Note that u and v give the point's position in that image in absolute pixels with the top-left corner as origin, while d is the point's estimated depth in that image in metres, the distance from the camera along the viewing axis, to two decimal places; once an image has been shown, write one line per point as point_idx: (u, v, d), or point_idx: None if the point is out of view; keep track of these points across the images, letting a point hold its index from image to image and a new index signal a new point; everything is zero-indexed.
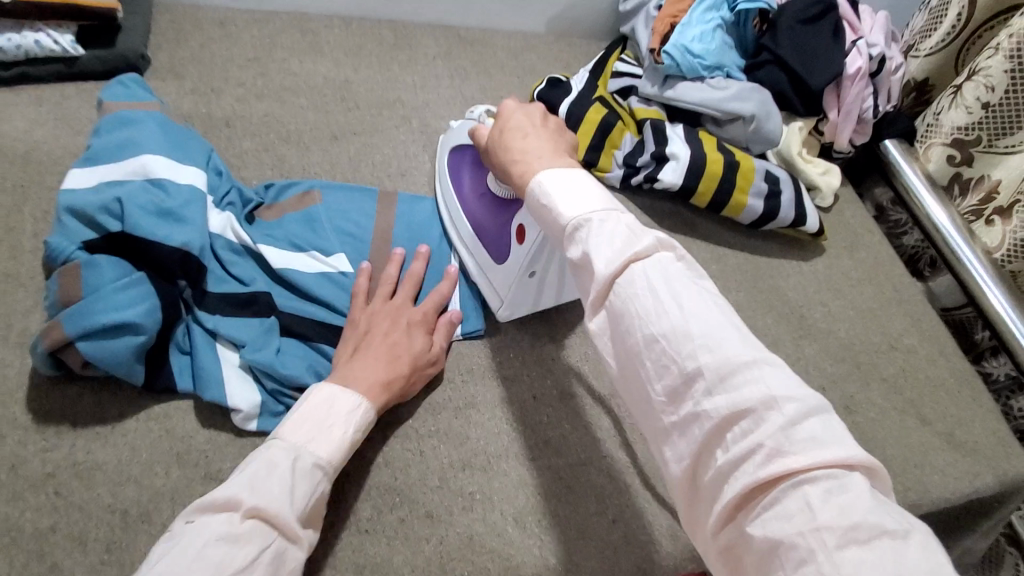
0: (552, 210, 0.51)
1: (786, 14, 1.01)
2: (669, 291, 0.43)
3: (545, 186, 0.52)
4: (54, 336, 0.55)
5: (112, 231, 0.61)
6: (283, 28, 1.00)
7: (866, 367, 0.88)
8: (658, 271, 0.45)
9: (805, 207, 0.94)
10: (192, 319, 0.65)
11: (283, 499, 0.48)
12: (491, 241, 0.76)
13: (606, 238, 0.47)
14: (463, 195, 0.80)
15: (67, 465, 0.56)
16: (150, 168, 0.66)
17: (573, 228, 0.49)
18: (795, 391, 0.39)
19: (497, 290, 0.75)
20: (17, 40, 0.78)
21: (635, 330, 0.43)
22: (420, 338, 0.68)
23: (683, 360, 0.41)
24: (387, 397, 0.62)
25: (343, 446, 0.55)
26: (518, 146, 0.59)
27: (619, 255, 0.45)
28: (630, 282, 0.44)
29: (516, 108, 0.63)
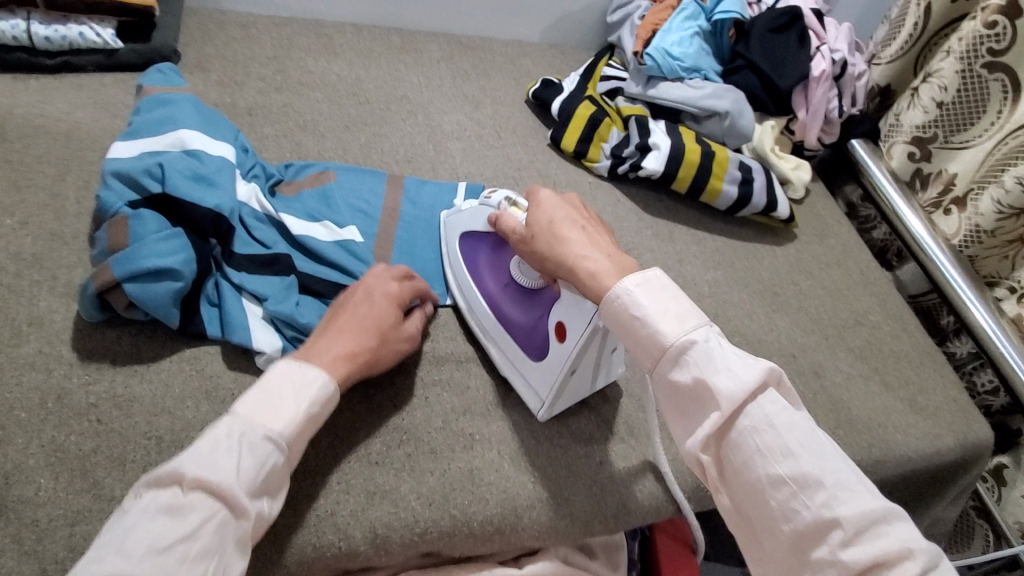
0: (651, 326, 0.56)
1: (758, 24, 1.12)
2: (792, 435, 0.51)
3: (636, 295, 0.57)
4: (103, 277, 0.61)
5: (153, 192, 0.68)
6: (300, 32, 1.09)
7: (835, 339, 0.95)
8: (774, 407, 0.53)
9: (776, 194, 1.02)
10: (220, 274, 0.71)
11: (228, 472, 0.50)
12: (527, 339, 0.74)
13: (726, 370, 0.54)
14: (488, 290, 0.77)
15: (107, 397, 0.62)
16: (187, 140, 0.74)
17: (680, 350, 0.55)
18: (912, 535, 0.47)
19: (538, 388, 0.72)
20: (63, 32, 0.87)
21: (760, 468, 0.51)
22: (393, 311, 0.70)
23: (816, 506, 0.49)
24: (350, 368, 0.63)
25: (298, 418, 0.57)
26: (578, 241, 0.64)
27: (741, 387, 0.53)
28: (752, 417, 0.53)
29: (557, 201, 0.68)
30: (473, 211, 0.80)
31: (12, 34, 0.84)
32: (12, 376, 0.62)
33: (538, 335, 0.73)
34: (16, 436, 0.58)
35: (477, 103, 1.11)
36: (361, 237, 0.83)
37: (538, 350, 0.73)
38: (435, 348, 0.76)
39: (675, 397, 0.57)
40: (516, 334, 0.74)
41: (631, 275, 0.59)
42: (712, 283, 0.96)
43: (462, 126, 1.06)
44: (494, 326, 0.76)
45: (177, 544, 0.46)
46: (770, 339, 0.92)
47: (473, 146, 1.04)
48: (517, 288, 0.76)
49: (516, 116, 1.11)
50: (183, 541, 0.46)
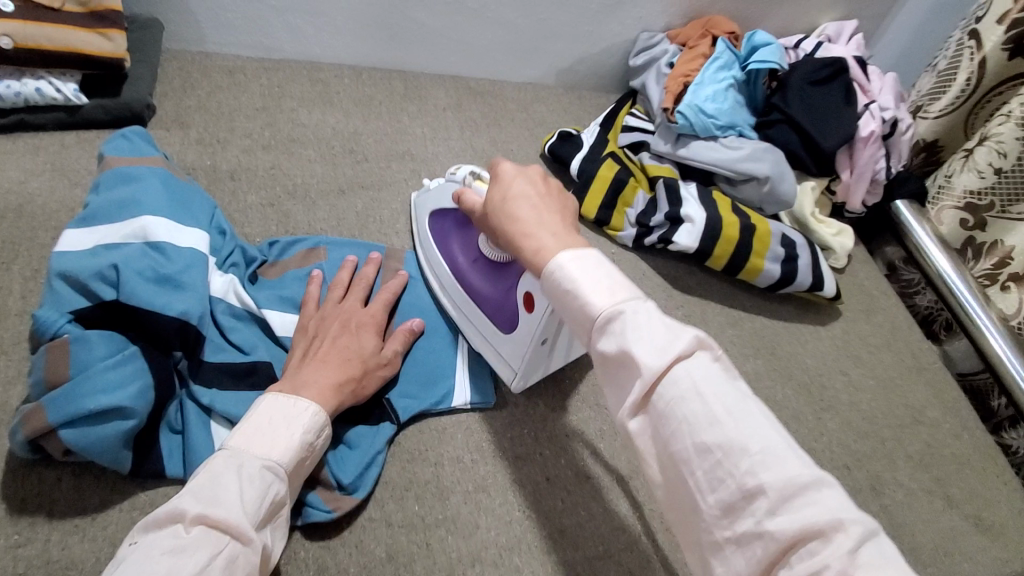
0: (576, 295, 0.47)
1: (796, 76, 1.01)
2: (720, 401, 0.40)
3: (567, 268, 0.48)
4: (36, 423, 0.50)
5: (106, 299, 0.57)
6: (293, 77, 0.98)
7: (890, 443, 0.84)
8: (702, 371, 0.42)
9: (822, 271, 0.91)
10: (186, 392, 0.60)
11: (233, 503, 0.44)
12: (498, 312, 0.71)
13: (648, 332, 0.43)
14: (457, 263, 0.74)
15: (38, 565, 0.51)
16: (150, 229, 0.63)
17: (604, 318, 0.45)
18: (848, 508, 0.37)
19: (510, 360, 0.70)
20: (17, 87, 0.75)
21: (683, 439, 0.40)
22: (371, 337, 0.65)
23: (740, 474, 0.38)
24: (340, 399, 0.59)
25: (293, 448, 0.51)
26: (525, 217, 0.55)
27: (665, 352, 0.42)
28: (677, 383, 0.41)
29: (516, 172, 0.58)
30: (443, 186, 0.77)
31: None
32: None
33: (507, 308, 0.70)
34: None
35: (487, 159, 1.00)
36: None
37: (508, 322, 0.70)
38: (438, 476, 0.65)
39: (599, 367, 0.46)
40: (486, 308, 0.71)
41: (567, 250, 0.49)
42: (752, 377, 0.85)
43: None
44: (463, 299, 0.73)
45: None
46: (818, 446, 0.81)
47: None
48: (485, 260, 0.73)
49: None
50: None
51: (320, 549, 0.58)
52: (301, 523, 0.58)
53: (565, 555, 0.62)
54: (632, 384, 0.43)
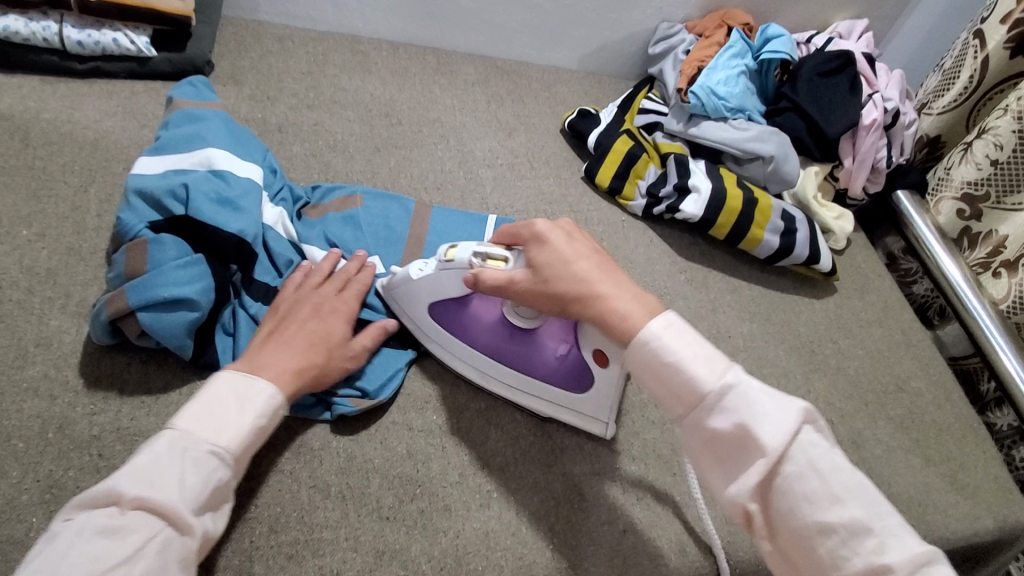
0: (680, 368, 0.53)
1: (807, 66, 1.08)
2: (836, 477, 0.49)
3: (661, 338, 0.55)
4: (117, 304, 0.59)
5: (175, 213, 0.66)
6: (336, 47, 1.07)
7: (874, 406, 0.90)
8: (814, 447, 0.50)
9: (819, 246, 0.97)
10: (239, 302, 0.68)
11: (171, 489, 0.47)
12: (562, 375, 0.70)
13: (764, 408, 0.51)
14: (493, 345, 0.71)
15: (112, 430, 0.59)
16: (214, 160, 0.71)
17: (716, 395, 0.52)
18: (952, 574, 0.46)
19: (594, 414, 0.70)
20: (97, 37, 0.84)
21: (806, 517, 0.49)
22: (341, 324, 0.66)
23: (865, 553, 0.47)
24: (299, 383, 0.60)
25: (243, 433, 0.53)
26: (600, 280, 0.60)
27: (784, 430, 0.50)
28: (796, 461, 0.50)
29: (564, 239, 0.63)
30: (435, 276, 0.69)
31: (43, 36, 0.83)
32: (14, 402, 0.59)
33: (571, 366, 0.69)
34: (11, 469, 0.55)
35: (511, 130, 1.08)
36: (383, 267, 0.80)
37: (580, 381, 0.69)
38: (454, 394, 0.73)
39: (713, 441, 0.53)
40: (552, 377, 0.70)
41: (654, 321, 0.56)
42: (747, 337, 0.92)
43: (494, 153, 1.03)
44: (520, 378, 0.71)
45: (117, 567, 0.43)
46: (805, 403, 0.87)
47: (504, 174, 1.01)
48: (519, 330, 0.70)
49: (550, 146, 1.08)
50: (123, 564, 0.43)
51: (349, 443, 0.66)
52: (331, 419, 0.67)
53: (565, 467, 0.69)
54: (752, 463, 0.50)
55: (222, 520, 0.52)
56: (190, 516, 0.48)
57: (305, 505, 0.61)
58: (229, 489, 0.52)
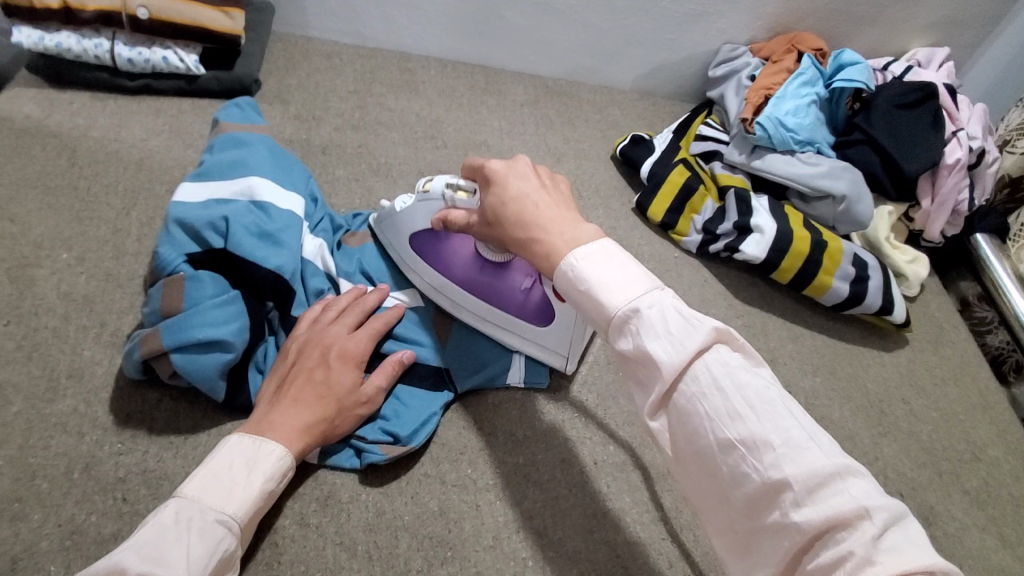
0: (593, 296, 0.48)
1: (883, 97, 1.00)
2: (741, 397, 0.43)
3: (580, 268, 0.49)
4: (151, 344, 0.57)
5: (215, 247, 0.63)
6: (384, 65, 1.04)
7: (948, 477, 0.82)
8: (722, 365, 0.45)
9: (893, 296, 0.89)
10: (273, 339, 0.66)
11: (177, 564, 0.45)
12: (528, 311, 0.71)
13: (671, 325, 0.46)
14: (462, 278, 0.72)
15: (137, 473, 0.57)
16: (256, 190, 0.69)
17: (624, 318, 0.47)
18: (868, 487, 0.39)
19: (557, 348, 0.73)
20: (147, 55, 0.83)
21: (709, 436, 0.44)
22: (350, 371, 0.62)
23: (765, 468, 0.41)
24: (307, 441, 0.58)
25: (250, 499, 0.52)
26: (535, 209, 0.54)
27: (684, 349, 0.44)
28: (697, 380, 0.45)
29: (507, 170, 0.58)
30: (415, 206, 0.70)
31: (95, 53, 0.82)
32: (41, 438, 0.57)
33: (535, 303, 0.71)
34: (33, 512, 0.53)
35: (559, 155, 1.03)
36: (424, 302, 0.76)
37: (543, 315, 0.72)
38: (491, 446, 0.68)
39: (623, 359, 0.49)
40: (516, 310, 0.72)
41: (580, 248, 0.50)
42: (808, 393, 0.84)
43: None
44: (487, 310, 0.72)
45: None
46: (871, 471, 0.79)
47: None
48: (489, 264, 0.71)
49: (599, 173, 1.03)
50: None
51: (377, 496, 0.62)
52: (361, 467, 0.63)
53: (608, 536, 0.64)
54: (656, 380, 0.46)
55: None
56: None
57: (329, 564, 0.58)
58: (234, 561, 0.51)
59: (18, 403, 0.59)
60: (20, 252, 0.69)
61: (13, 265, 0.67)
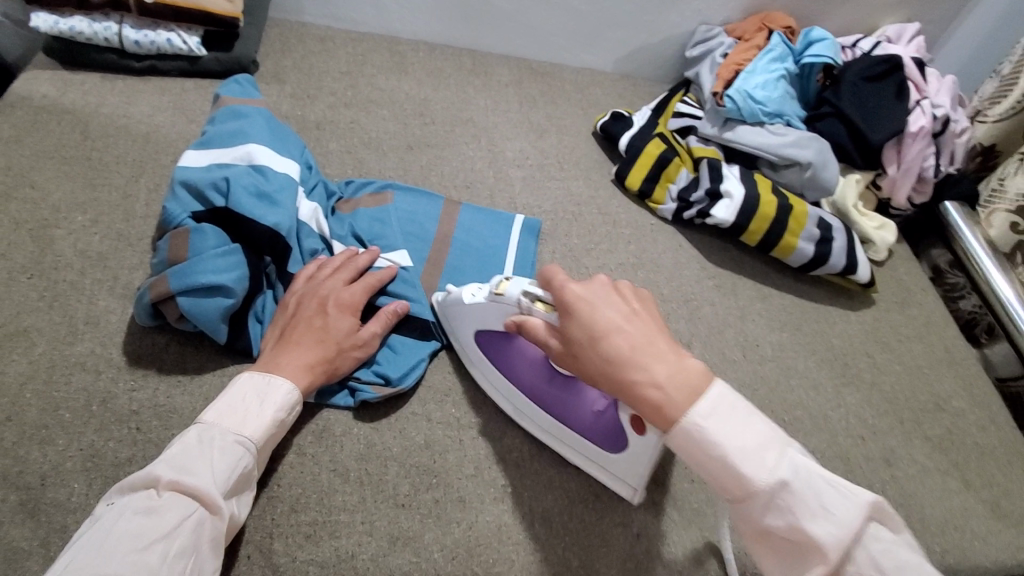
0: (733, 465, 0.49)
1: (850, 70, 1.05)
2: (902, 574, 0.45)
3: (712, 433, 0.50)
4: (160, 289, 0.62)
5: (216, 205, 0.69)
6: (375, 49, 1.10)
7: (910, 424, 0.85)
8: (877, 542, 0.47)
9: (857, 256, 0.94)
10: (271, 292, 0.72)
11: (202, 474, 0.52)
12: (599, 432, 0.66)
13: (826, 504, 0.48)
14: (532, 386, 0.69)
15: (150, 406, 0.63)
16: (254, 155, 0.74)
17: (770, 492, 0.48)
18: None
19: (627, 477, 0.65)
20: (152, 37, 0.90)
21: None
22: (348, 318, 0.68)
23: None
24: (312, 378, 0.63)
25: (264, 424, 0.58)
26: (627, 348, 0.54)
27: (845, 525, 0.47)
28: (861, 560, 0.47)
29: (588, 293, 0.57)
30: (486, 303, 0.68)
31: (104, 35, 0.88)
32: (63, 375, 0.63)
33: (609, 424, 0.65)
34: (58, 437, 0.60)
35: (541, 131, 1.08)
36: (410, 261, 0.82)
37: (615, 441, 0.65)
38: (474, 389, 0.73)
39: (764, 531, 0.50)
40: (587, 432, 0.67)
41: (698, 405, 0.51)
42: (776, 347, 0.89)
43: (525, 154, 1.04)
44: (553, 425, 0.68)
45: (157, 541, 0.47)
46: (835, 417, 0.84)
47: (533, 175, 1.01)
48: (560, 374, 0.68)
49: (580, 148, 1.08)
50: (163, 539, 0.47)
51: (369, 430, 0.68)
52: (354, 405, 0.69)
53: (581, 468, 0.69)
54: (811, 559, 0.48)
55: (242, 506, 0.56)
56: (220, 498, 0.52)
57: (324, 488, 0.63)
58: (252, 477, 0.57)
59: (41, 345, 0.65)
60: (38, 214, 0.75)
61: (32, 226, 0.73)
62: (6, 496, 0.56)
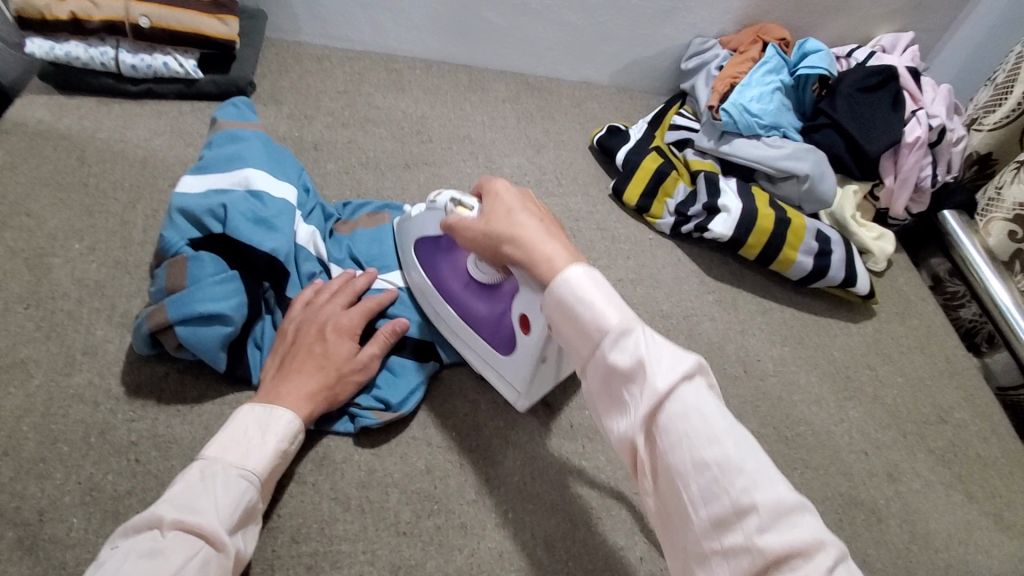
0: (588, 307, 0.50)
1: (846, 82, 1.05)
2: (718, 419, 0.44)
3: (580, 283, 0.51)
4: (158, 318, 0.62)
5: (214, 232, 0.69)
6: (372, 67, 1.10)
7: (913, 438, 0.85)
8: (701, 395, 0.45)
9: (856, 268, 0.94)
10: (270, 317, 0.71)
11: (206, 510, 0.51)
12: (495, 334, 0.71)
13: (658, 352, 0.47)
14: (449, 289, 0.74)
15: (148, 437, 0.62)
16: (252, 180, 0.74)
17: (616, 333, 0.48)
18: (822, 529, 0.40)
19: (514, 382, 0.71)
20: (148, 61, 0.90)
21: (684, 452, 0.43)
22: (346, 342, 0.67)
23: (736, 494, 0.41)
24: (313, 407, 0.63)
25: (269, 456, 0.57)
26: (530, 231, 0.58)
27: (674, 371, 0.45)
28: (679, 401, 0.44)
29: (516, 193, 0.62)
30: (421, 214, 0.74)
31: (101, 60, 0.88)
32: (61, 407, 0.63)
33: (505, 330, 0.70)
34: (56, 471, 0.59)
35: (539, 147, 1.09)
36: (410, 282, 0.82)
37: (509, 345, 0.70)
38: (475, 411, 0.73)
39: (603, 376, 0.49)
40: (486, 334, 0.72)
41: (578, 266, 0.52)
42: (776, 361, 0.89)
43: (522, 170, 1.04)
44: (461, 325, 0.74)
45: None
46: (837, 431, 0.83)
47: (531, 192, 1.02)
48: (478, 283, 0.73)
49: (577, 163, 1.08)
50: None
51: (369, 455, 0.68)
52: (355, 431, 0.68)
53: (584, 491, 0.69)
54: (635, 398, 0.46)
55: (247, 543, 0.55)
56: (226, 535, 0.51)
57: (325, 517, 0.63)
58: (256, 511, 0.56)
59: (38, 377, 0.65)
60: (35, 242, 0.75)
61: (30, 254, 0.73)
62: (4, 532, 0.56)
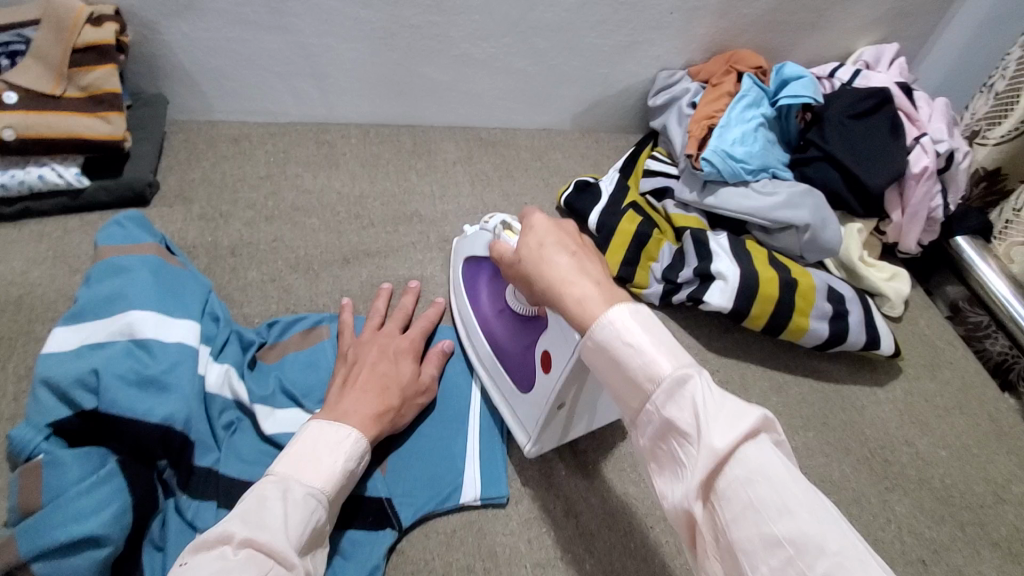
0: (638, 352, 0.42)
1: (834, 109, 0.93)
2: (780, 485, 0.36)
3: (621, 328, 0.43)
4: (5, 556, 0.49)
5: (86, 408, 0.55)
6: (299, 141, 0.96)
7: (973, 531, 0.72)
8: (768, 458, 0.37)
9: (878, 327, 0.82)
10: (172, 502, 0.57)
11: (277, 529, 0.45)
12: (518, 368, 0.68)
13: (717, 406, 0.39)
14: (484, 312, 0.73)
15: None
16: (137, 327, 0.60)
17: (672, 380, 0.40)
18: None
19: (525, 423, 0.67)
20: (20, 176, 0.74)
21: (751, 526, 0.35)
22: (409, 363, 0.68)
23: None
24: (379, 430, 0.60)
25: (336, 476, 0.52)
26: (562, 265, 0.49)
27: (733, 428, 0.38)
28: (745, 465, 0.37)
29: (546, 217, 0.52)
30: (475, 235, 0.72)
31: None
32: None
33: (528, 365, 0.67)
34: None
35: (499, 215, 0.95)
36: None
37: (527, 382, 0.67)
38: None
39: (655, 435, 0.41)
40: (508, 364, 0.69)
41: (622, 306, 0.44)
42: (800, 453, 0.75)
43: None
44: (488, 354, 0.71)
45: None
46: (883, 537, 0.70)
47: None
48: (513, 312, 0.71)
49: None
50: None
51: None
52: None
53: None
54: (692, 458, 0.39)
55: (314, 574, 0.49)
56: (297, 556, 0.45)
57: None
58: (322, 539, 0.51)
59: None
60: None
61: None
62: None
